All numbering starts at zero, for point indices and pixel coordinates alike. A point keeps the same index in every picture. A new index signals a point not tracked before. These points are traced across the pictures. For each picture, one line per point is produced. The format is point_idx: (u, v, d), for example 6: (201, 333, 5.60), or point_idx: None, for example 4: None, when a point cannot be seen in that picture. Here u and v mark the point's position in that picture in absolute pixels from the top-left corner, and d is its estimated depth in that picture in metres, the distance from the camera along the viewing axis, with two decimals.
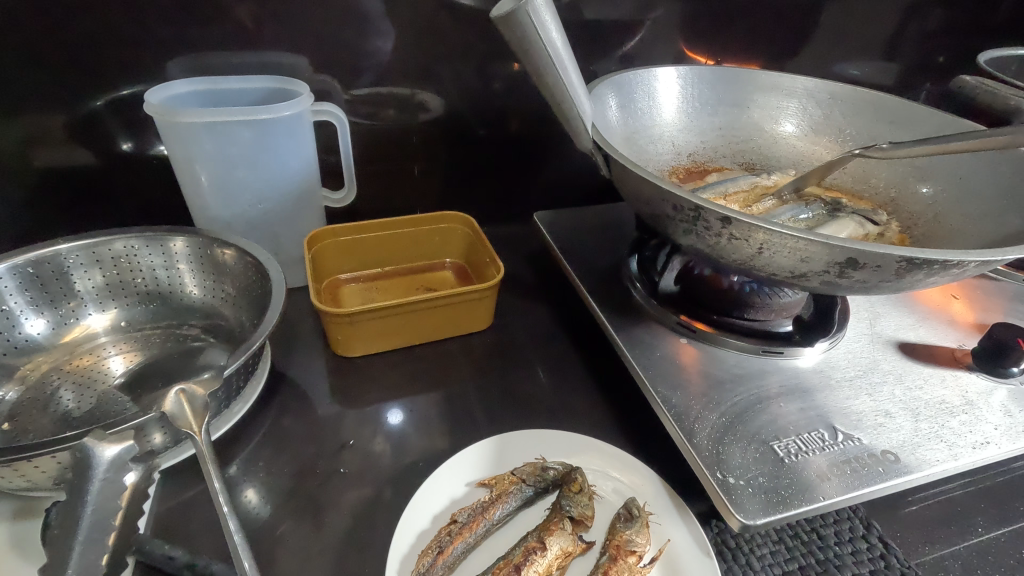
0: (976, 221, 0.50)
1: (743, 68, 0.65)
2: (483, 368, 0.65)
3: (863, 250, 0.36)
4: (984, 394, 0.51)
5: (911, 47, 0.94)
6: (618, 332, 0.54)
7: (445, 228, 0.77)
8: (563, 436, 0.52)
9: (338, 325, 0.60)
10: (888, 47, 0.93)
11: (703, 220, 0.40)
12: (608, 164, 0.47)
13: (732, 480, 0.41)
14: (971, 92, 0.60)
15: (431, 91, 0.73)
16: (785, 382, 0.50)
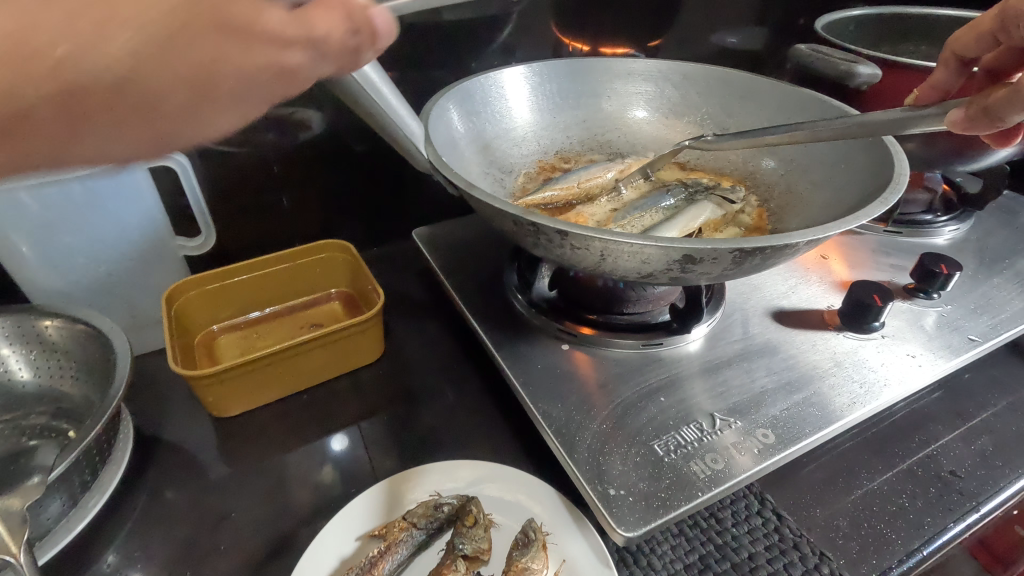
0: (820, 190, 0.52)
1: (594, 58, 0.64)
2: (378, 402, 0.62)
3: (694, 247, 0.35)
4: (852, 353, 0.52)
5: (776, 10, 0.97)
6: (500, 348, 0.52)
7: (327, 258, 0.73)
8: (458, 466, 0.50)
9: (206, 388, 0.55)
10: (756, 12, 0.96)
11: (543, 233, 0.39)
12: (449, 184, 0.44)
13: (613, 492, 0.40)
14: (811, 60, 0.62)
15: (297, 114, 0.68)
16: (666, 373, 0.50)
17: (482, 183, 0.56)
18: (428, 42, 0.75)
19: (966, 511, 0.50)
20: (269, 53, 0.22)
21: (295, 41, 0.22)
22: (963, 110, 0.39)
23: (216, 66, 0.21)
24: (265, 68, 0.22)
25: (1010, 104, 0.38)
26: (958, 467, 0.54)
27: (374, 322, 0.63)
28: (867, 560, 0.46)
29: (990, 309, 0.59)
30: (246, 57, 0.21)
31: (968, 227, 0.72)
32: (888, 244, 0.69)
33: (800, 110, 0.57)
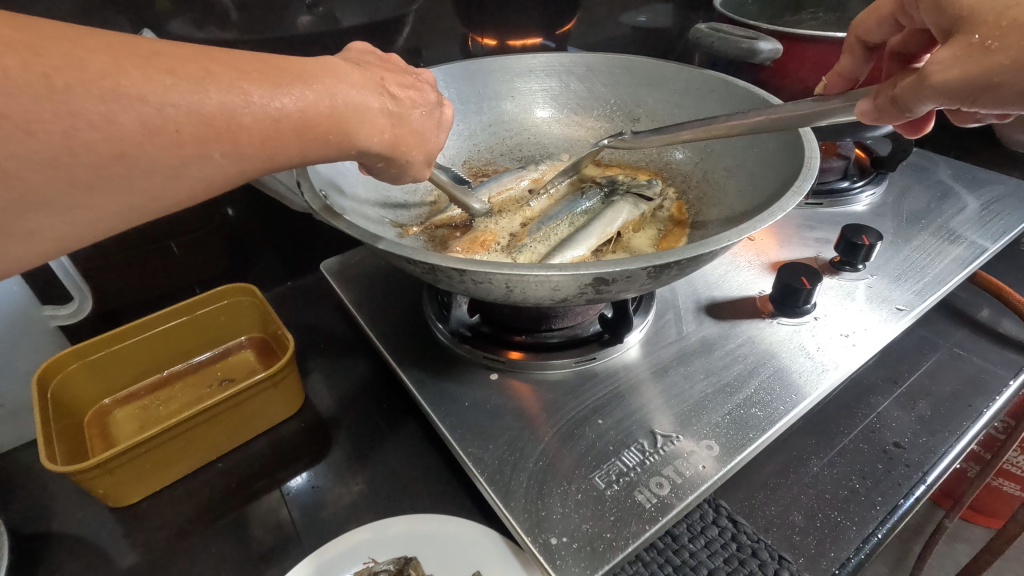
0: (736, 178, 0.50)
1: (490, 57, 0.59)
2: (302, 460, 0.56)
3: (603, 270, 0.32)
4: (788, 341, 0.51)
5: None
6: (422, 387, 0.48)
7: (231, 304, 0.66)
8: (392, 520, 0.46)
9: (93, 480, 0.48)
10: None
11: (440, 271, 0.34)
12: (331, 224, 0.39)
13: (554, 541, 0.36)
14: (712, 41, 0.60)
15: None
16: (603, 390, 0.47)
17: (380, 211, 0.51)
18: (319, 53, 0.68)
19: (914, 484, 0.50)
20: (369, 123, 0.32)
21: (400, 134, 0.35)
22: (870, 101, 0.37)
23: (314, 103, 0.29)
24: (368, 138, 0.33)
25: (917, 94, 0.34)
26: (902, 438, 0.54)
27: (289, 372, 0.57)
28: (826, 555, 0.45)
29: (913, 274, 0.58)
30: (350, 114, 0.31)
31: (884, 190, 0.72)
32: (811, 216, 0.68)
33: (706, 94, 0.55)
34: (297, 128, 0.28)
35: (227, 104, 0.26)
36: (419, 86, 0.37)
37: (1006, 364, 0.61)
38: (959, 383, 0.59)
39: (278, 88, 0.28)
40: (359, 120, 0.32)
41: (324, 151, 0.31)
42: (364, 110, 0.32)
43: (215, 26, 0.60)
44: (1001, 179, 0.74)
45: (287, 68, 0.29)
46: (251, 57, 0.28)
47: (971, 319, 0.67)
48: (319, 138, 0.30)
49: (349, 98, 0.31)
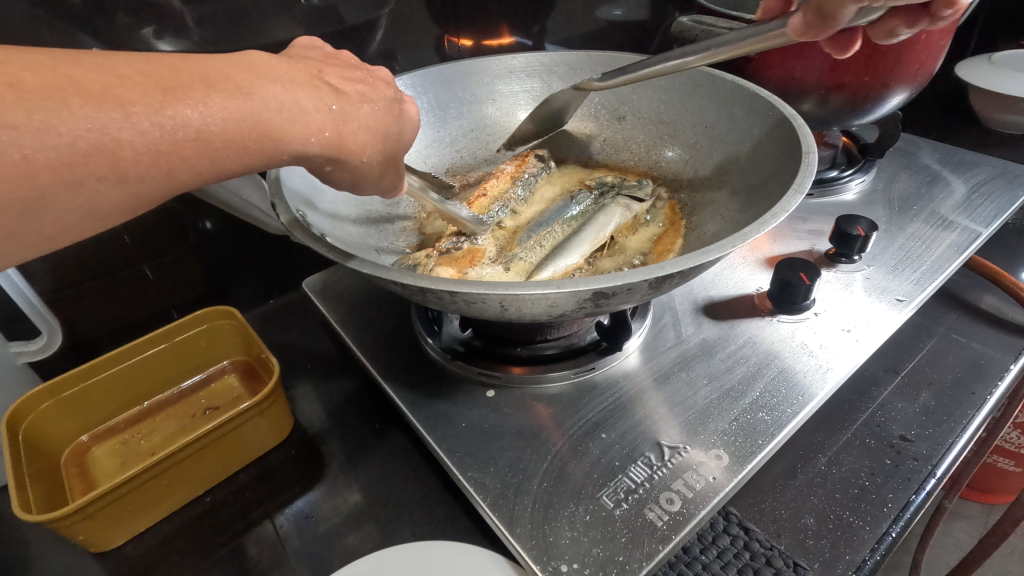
0: (730, 173, 0.48)
1: (467, 60, 0.57)
2: (294, 490, 0.54)
3: (602, 285, 0.30)
4: (790, 339, 0.50)
5: None
6: (415, 409, 0.46)
7: (211, 329, 0.63)
8: (393, 555, 0.44)
9: (73, 527, 0.45)
10: None
11: (429, 293, 0.32)
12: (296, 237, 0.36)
13: (564, 568, 0.35)
14: (695, 34, 0.59)
15: None
16: (604, 402, 0.45)
17: (364, 226, 0.49)
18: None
19: (924, 478, 0.49)
20: (303, 127, 0.30)
21: (338, 144, 0.32)
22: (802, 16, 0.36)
23: (229, 116, 0.27)
24: (300, 141, 0.30)
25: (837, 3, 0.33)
26: (908, 430, 0.53)
27: (275, 398, 0.55)
28: (841, 557, 0.44)
29: (911, 262, 0.58)
30: (275, 121, 0.28)
31: (872, 177, 0.71)
32: (801, 208, 0.67)
33: (693, 88, 0.53)
34: (203, 141, 0.26)
35: (93, 119, 0.23)
36: (371, 84, 0.35)
37: (1004, 347, 0.61)
38: (960, 370, 0.59)
39: (180, 96, 0.25)
40: (289, 122, 0.29)
41: (246, 159, 0.28)
42: (294, 110, 0.29)
43: (178, 35, 0.57)
44: (987, 160, 0.73)
45: (212, 81, 0.27)
46: (144, 64, 0.25)
47: (966, 303, 0.66)
48: (235, 148, 0.27)
49: (285, 110, 0.29)
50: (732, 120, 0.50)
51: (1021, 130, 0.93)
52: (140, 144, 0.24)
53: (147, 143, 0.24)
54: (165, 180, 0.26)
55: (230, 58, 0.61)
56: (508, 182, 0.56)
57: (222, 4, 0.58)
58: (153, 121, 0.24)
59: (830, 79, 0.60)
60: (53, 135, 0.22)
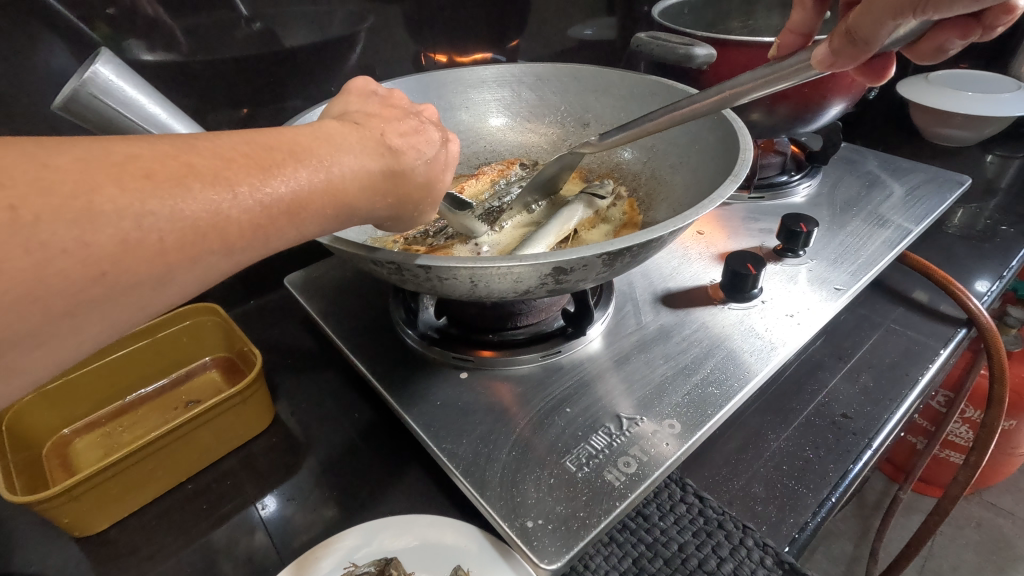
0: (681, 172, 0.53)
1: (442, 70, 0.61)
2: (274, 475, 0.56)
3: (560, 261, 0.34)
4: (738, 325, 0.54)
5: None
6: (393, 391, 0.49)
7: (195, 324, 0.65)
8: (376, 527, 0.46)
9: (55, 510, 0.47)
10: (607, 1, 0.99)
11: (406, 269, 0.36)
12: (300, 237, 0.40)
13: (530, 524, 0.38)
14: (650, 48, 0.65)
15: None
16: (569, 381, 0.49)
17: (346, 219, 0.52)
18: (276, 71, 0.69)
19: (862, 450, 0.53)
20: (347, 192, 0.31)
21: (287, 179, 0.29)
22: (826, 47, 0.37)
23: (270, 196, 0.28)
24: (363, 205, 0.33)
25: (868, 23, 0.36)
26: (848, 408, 0.58)
27: (257, 388, 0.57)
28: (786, 521, 0.48)
29: (849, 256, 0.63)
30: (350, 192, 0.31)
31: (818, 182, 0.78)
32: (754, 209, 0.73)
33: (648, 96, 0.58)
34: (294, 206, 0.28)
35: (211, 202, 0.25)
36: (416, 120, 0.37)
37: (937, 335, 0.66)
38: (897, 355, 0.64)
39: (249, 186, 0.27)
40: (358, 187, 0.32)
41: (326, 221, 0.31)
42: (356, 185, 0.32)
43: (165, 43, 0.60)
44: (921, 166, 0.80)
45: (267, 147, 0.28)
46: (240, 142, 0.28)
47: (904, 297, 0.72)
48: (313, 217, 0.30)
49: (339, 163, 0.31)
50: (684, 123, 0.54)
51: (956, 141, 1.01)
52: (244, 223, 0.26)
53: (225, 217, 0.26)
54: (265, 244, 0.28)
55: (216, 70, 0.64)
56: (486, 184, 0.63)
57: (208, 17, 0.61)
58: (264, 193, 0.27)
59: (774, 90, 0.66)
60: (179, 217, 0.24)
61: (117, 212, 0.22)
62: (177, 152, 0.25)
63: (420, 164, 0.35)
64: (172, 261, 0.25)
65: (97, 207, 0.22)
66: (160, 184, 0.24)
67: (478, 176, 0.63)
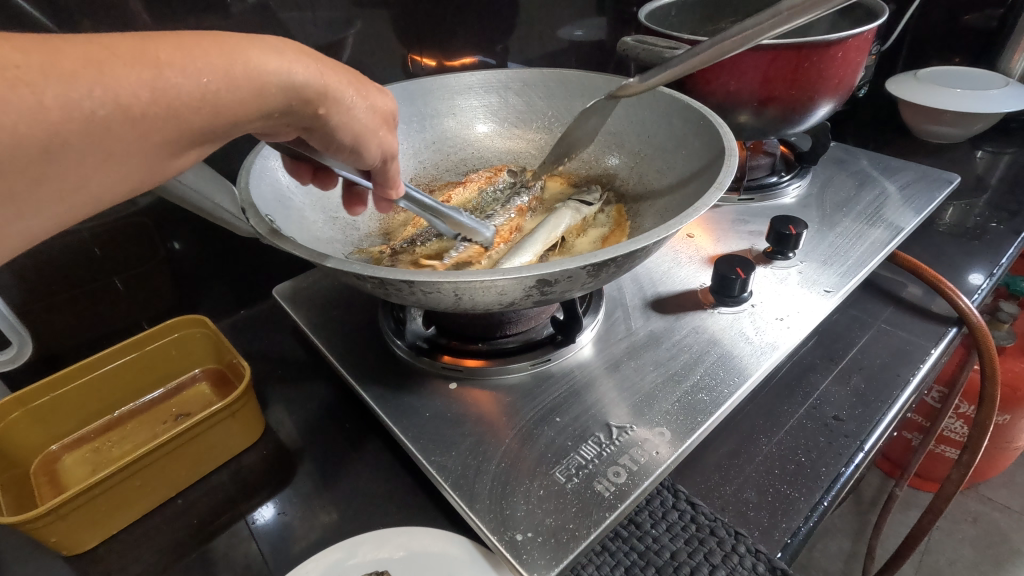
0: (669, 177, 0.53)
1: (428, 78, 0.61)
2: (265, 488, 0.56)
3: (544, 273, 0.34)
4: (729, 329, 0.54)
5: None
6: (382, 403, 0.48)
7: (183, 337, 0.65)
8: (366, 540, 0.46)
9: (43, 530, 0.46)
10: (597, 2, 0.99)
11: (390, 284, 0.36)
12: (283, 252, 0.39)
13: (519, 537, 0.38)
14: (637, 52, 0.64)
15: None
16: (559, 390, 0.49)
17: (331, 232, 0.52)
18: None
19: (853, 453, 0.53)
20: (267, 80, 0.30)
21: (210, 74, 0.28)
22: None
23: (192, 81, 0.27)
24: (280, 96, 0.31)
25: None
26: (840, 411, 0.58)
27: (247, 400, 0.57)
28: (778, 526, 0.48)
29: (839, 257, 0.63)
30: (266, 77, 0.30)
31: (808, 182, 0.78)
32: (744, 211, 0.73)
33: (635, 102, 0.58)
34: (217, 85, 0.28)
35: (136, 77, 0.25)
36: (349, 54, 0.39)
37: (927, 334, 0.66)
38: (888, 355, 0.64)
39: (174, 58, 0.26)
40: (275, 83, 0.31)
41: (239, 96, 0.29)
42: (274, 79, 0.31)
43: None
44: (910, 165, 0.80)
45: (192, 30, 0.28)
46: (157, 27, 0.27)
47: (895, 296, 0.72)
48: (221, 102, 0.29)
49: (255, 50, 0.30)
50: (671, 129, 0.54)
51: (946, 138, 1.02)
52: (174, 96, 0.26)
53: (159, 91, 0.26)
54: (204, 122, 0.28)
55: None
56: (473, 192, 0.62)
57: (192, 25, 0.61)
58: (181, 77, 0.27)
59: (761, 92, 0.65)
60: (81, 96, 0.24)
61: (42, 75, 0.23)
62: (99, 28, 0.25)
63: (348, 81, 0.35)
64: (66, 137, 0.24)
65: (13, 65, 0.22)
66: (76, 57, 0.24)
67: (465, 184, 0.62)
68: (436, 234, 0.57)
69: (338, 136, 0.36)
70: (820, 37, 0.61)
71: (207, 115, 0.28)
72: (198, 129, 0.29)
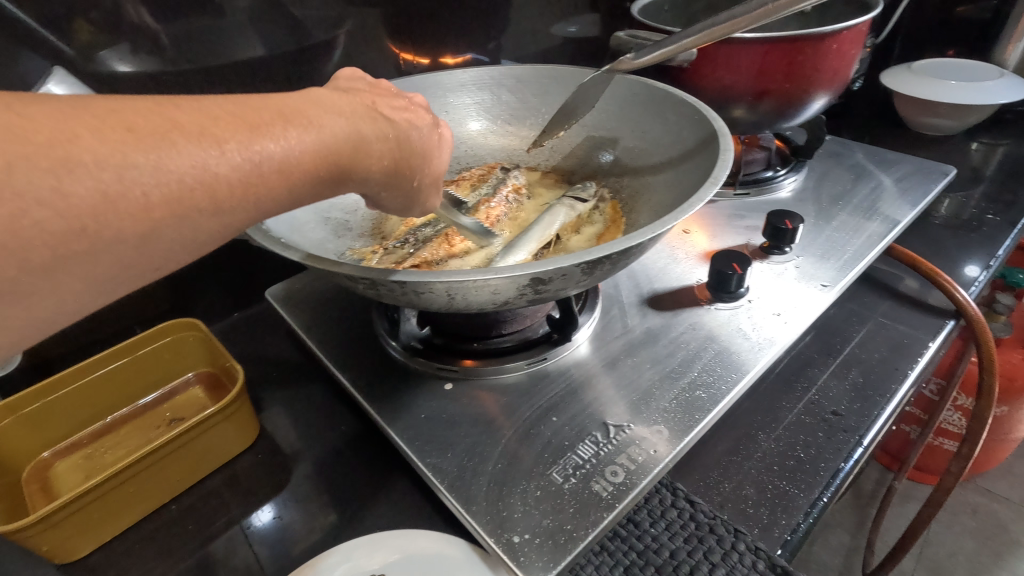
0: (664, 172, 0.53)
1: (419, 76, 0.60)
2: (260, 493, 0.55)
3: (537, 272, 0.33)
4: (726, 325, 0.54)
5: None
6: (377, 405, 0.48)
7: (175, 341, 0.64)
8: (361, 545, 0.46)
9: (34, 539, 0.46)
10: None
11: (380, 285, 0.35)
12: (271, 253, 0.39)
13: (517, 539, 0.37)
14: (628, 47, 0.64)
15: None
16: (555, 390, 0.48)
17: (323, 232, 0.51)
18: (255, 79, 0.68)
19: (853, 448, 0.53)
20: (346, 148, 0.31)
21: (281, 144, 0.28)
22: None
23: (261, 154, 0.26)
24: (355, 163, 0.32)
25: None
26: (839, 405, 0.57)
27: (240, 404, 0.56)
28: (778, 523, 0.47)
29: (836, 251, 0.63)
30: (342, 151, 0.31)
31: (804, 176, 0.77)
32: (740, 206, 0.72)
33: (628, 96, 0.58)
34: (282, 174, 0.27)
35: (202, 157, 0.24)
36: (414, 109, 0.37)
37: (925, 327, 0.66)
38: (886, 349, 0.64)
39: (256, 135, 0.26)
40: (350, 150, 0.31)
41: (311, 189, 0.30)
42: (346, 145, 0.31)
43: (137, 53, 0.59)
44: (905, 157, 0.80)
45: (257, 112, 0.27)
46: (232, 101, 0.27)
47: (892, 289, 0.72)
48: (302, 176, 0.29)
49: (332, 132, 0.30)
50: (665, 125, 0.54)
51: (941, 130, 1.02)
52: (244, 172, 0.26)
53: (210, 183, 0.25)
54: (256, 211, 0.27)
55: (193, 79, 0.63)
56: (466, 189, 0.61)
57: (180, 26, 0.60)
58: (250, 152, 0.26)
59: (756, 86, 0.65)
60: (129, 166, 0.23)
61: (97, 165, 0.22)
62: (157, 111, 0.24)
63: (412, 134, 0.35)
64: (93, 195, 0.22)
65: (75, 157, 0.21)
66: (145, 136, 0.23)
67: (458, 182, 0.62)
68: (428, 234, 0.56)
69: (390, 200, 0.37)
70: (814, 29, 0.61)
71: (268, 206, 0.27)
72: (252, 216, 0.28)
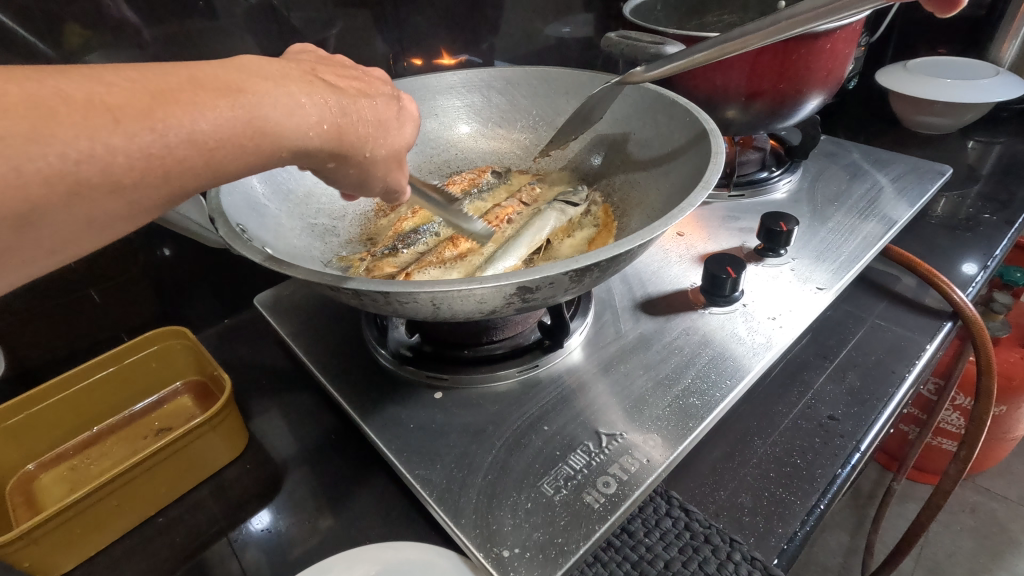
0: (656, 175, 0.52)
1: (408, 79, 0.59)
2: (248, 505, 0.54)
3: (523, 281, 0.32)
4: (720, 330, 0.53)
5: None
6: (365, 414, 0.47)
7: (162, 349, 0.63)
8: (349, 558, 0.45)
9: (14, 555, 0.45)
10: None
11: (363, 296, 0.34)
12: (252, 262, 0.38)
13: (506, 553, 0.36)
14: (620, 48, 0.63)
15: None
16: (546, 398, 0.47)
17: (309, 239, 0.51)
18: None
19: (850, 453, 0.52)
20: (289, 121, 0.30)
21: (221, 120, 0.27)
22: None
23: (195, 131, 0.26)
24: (300, 137, 0.31)
25: None
26: (835, 410, 0.56)
27: (228, 414, 0.55)
28: (774, 531, 0.47)
29: (831, 253, 0.62)
30: (281, 121, 0.30)
31: (799, 177, 0.77)
32: (734, 208, 0.72)
33: (619, 98, 0.57)
34: (219, 146, 0.27)
35: (132, 135, 0.24)
36: (368, 80, 0.38)
37: (922, 329, 0.66)
38: (883, 352, 0.63)
39: (188, 109, 0.26)
40: (291, 123, 0.30)
41: (256, 159, 0.30)
42: (288, 118, 0.30)
43: (120, 58, 0.58)
44: (901, 157, 0.79)
45: (200, 81, 0.27)
46: (163, 74, 0.26)
47: (888, 290, 0.71)
48: (236, 150, 0.28)
49: (269, 104, 0.29)
50: (656, 126, 0.53)
51: (936, 128, 1.01)
52: (179, 152, 0.26)
53: (155, 154, 0.25)
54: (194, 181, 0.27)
55: None
56: (457, 194, 0.60)
57: (164, 29, 0.59)
58: (185, 131, 0.26)
59: (749, 86, 0.64)
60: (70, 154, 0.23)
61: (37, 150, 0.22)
62: (110, 79, 0.25)
63: (361, 109, 0.35)
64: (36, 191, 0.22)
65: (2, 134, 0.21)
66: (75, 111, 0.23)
67: (448, 186, 0.61)
68: (417, 239, 0.55)
69: (344, 179, 0.36)
70: (806, 31, 0.60)
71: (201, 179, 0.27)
72: (187, 190, 0.28)
